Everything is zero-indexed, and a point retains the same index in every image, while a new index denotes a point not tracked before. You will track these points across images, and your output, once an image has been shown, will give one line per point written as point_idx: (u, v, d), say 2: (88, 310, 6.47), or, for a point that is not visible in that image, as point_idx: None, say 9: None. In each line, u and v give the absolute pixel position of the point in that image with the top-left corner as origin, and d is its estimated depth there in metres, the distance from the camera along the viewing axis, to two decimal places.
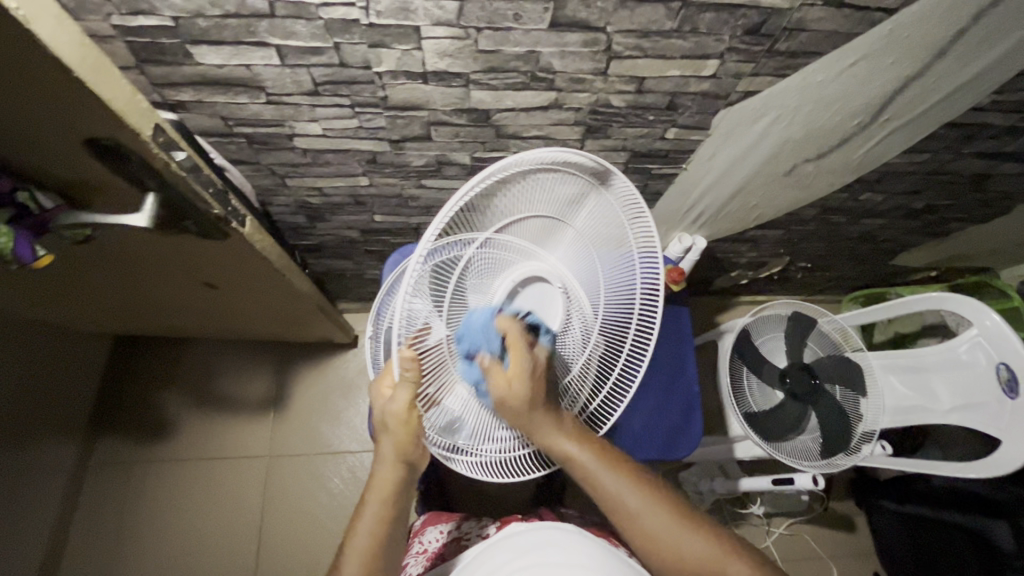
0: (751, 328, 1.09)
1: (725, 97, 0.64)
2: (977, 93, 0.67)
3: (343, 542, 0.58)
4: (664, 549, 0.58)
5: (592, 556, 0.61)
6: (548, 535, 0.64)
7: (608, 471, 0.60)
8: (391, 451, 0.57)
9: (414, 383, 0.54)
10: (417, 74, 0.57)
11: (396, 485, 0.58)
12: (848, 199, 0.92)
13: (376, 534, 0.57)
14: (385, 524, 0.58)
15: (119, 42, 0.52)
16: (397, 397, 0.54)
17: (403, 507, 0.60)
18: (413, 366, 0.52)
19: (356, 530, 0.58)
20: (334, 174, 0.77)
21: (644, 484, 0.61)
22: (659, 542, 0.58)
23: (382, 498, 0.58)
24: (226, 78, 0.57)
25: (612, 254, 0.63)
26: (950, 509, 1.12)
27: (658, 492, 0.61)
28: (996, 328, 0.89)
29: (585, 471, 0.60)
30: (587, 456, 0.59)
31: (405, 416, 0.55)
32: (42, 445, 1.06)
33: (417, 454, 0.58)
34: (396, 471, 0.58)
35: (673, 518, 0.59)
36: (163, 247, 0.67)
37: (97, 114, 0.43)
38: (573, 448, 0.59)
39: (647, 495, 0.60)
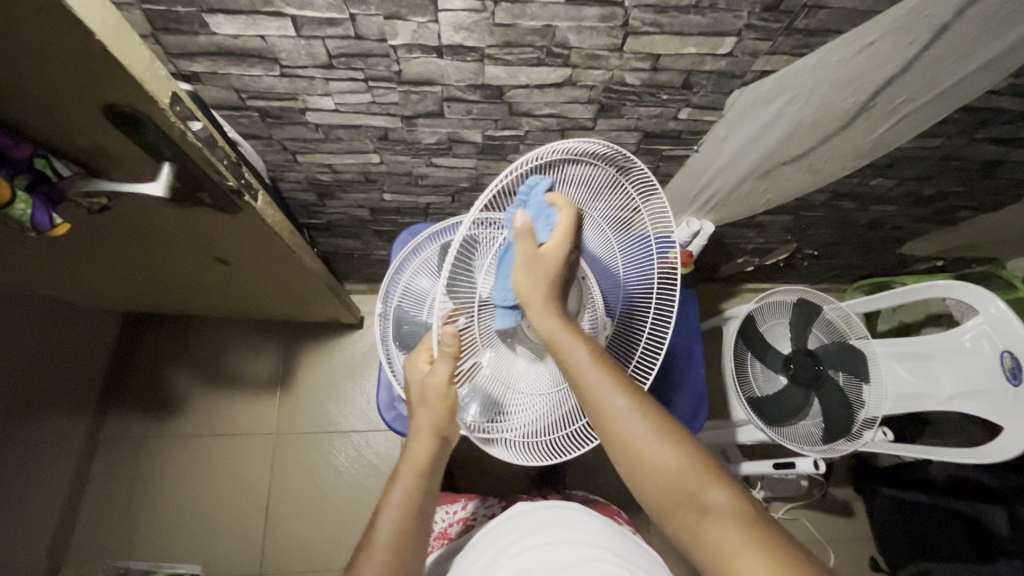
0: (756, 314, 1.09)
1: (741, 76, 0.63)
2: (993, 76, 0.66)
3: (374, 514, 0.59)
4: (635, 450, 0.52)
5: (594, 533, 0.61)
6: (558, 514, 0.65)
7: (595, 366, 0.54)
8: (428, 425, 0.62)
9: (452, 357, 0.55)
10: (432, 48, 0.57)
11: (428, 460, 0.62)
12: (858, 184, 0.92)
13: (410, 503, 0.59)
14: (418, 492, 0.60)
15: (135, 9, 0.52)
16: (434, 370, 0.59)
17: (435, 483, 0.63)
18: (452, 341, 0.54)
19: (389, 499, 0.60)
20: (345, 151, 0.77)
21: (641, 397, 0.54)
22: (634, 446, 0.52)
23: (417, 469, 0.62)
24: (241, 49, 0.57)
25: (627, 239, 0.61)
26: (948, 496, 1.15)
27: (652, 406, 0.54)
28: (1001, 316, 0.90)
29: (573, 362, 0.54)
30: (571, 343, 0.54)
31: (443, 389, 0.59)
32: (54, 418, 1.08)
33: (450, 429, 0.63)
34: (430, 442, 0.62)
35: (660, 429, 0.52)
36: (177, 220, 0.67)
37: (117, 80, 0.43)
38: (563, 337, 0.54)
39: (637, 401, 0.53)
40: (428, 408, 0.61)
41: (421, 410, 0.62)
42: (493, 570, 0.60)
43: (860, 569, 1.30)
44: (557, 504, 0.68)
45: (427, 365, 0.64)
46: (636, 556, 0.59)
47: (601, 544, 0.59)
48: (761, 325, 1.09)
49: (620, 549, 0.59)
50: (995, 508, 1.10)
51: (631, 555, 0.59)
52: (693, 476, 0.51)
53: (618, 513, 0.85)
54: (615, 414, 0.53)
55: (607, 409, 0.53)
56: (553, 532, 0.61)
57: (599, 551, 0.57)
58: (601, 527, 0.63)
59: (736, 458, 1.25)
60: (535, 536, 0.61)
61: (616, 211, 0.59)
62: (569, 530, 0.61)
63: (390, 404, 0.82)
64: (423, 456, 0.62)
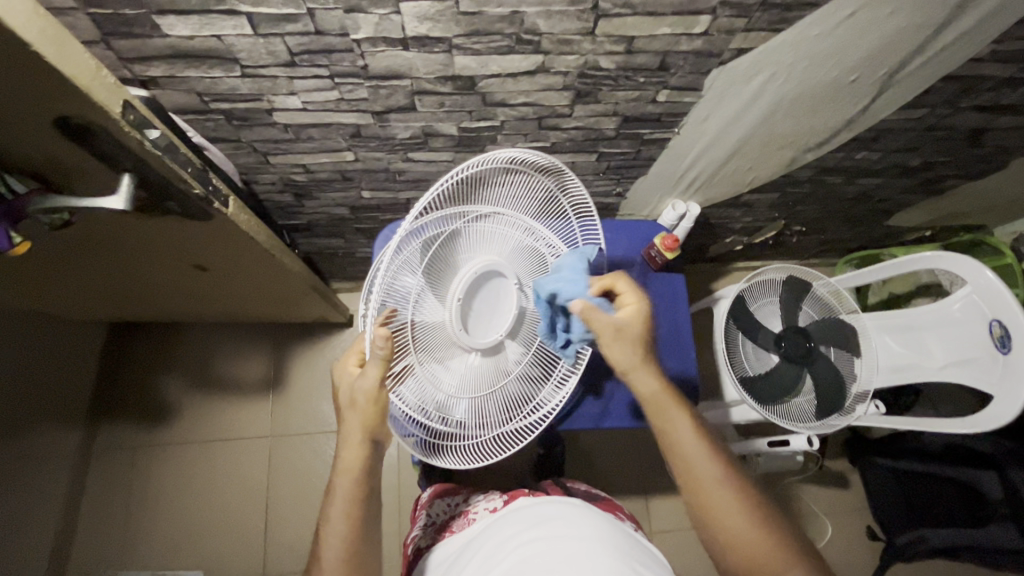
0: (746, 293, 1.08)
1: (718, 55, 0.62)
2: (975, 42, 0.65)
3: (319, 529, 0.59)
4: (727, 529, 0.58)
5: (589, 525, 0.61)
6: (559, 508, 0.65)
7: (694, 436, 0.60)
8: (357, 431, 0.58)
9: (383, 363, 0.55)
10: (398, 40, 0.55)
11: (363, 466, 0.59)
12: (843, 158, 0.90)
13: (350, 519, 0.58)
14: (357, 503, 0.58)
15: (81, 14, 0.49)
16: (367, 374, 0.56)
17: (376, 487, 0.60)
18: (385, 344, 0.53)
19: (332, 517, 0.58)
20: (318, 149, 0.75)
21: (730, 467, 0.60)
22: (714, 512, 0.58)
23: (352, 481, 0.58)
24: (199, 50, 0.55)
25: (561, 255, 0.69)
26: (942, 463, 1.18)
27: (738, 478, 0.60)
28: (989, 286, 0.90)
29: (664, 422, 0.61)
30: (668, 406, 0.61)
31: (375, 393, 0.57)
32: (42, 435, 1.06)
33: (383, 432, 0.59)
34: (362, 450, 0.58)
35: (740, 503, 0.58)
36: (146, 230, 0.65)
37: (63, 92, 0.41)
38: (672, 409, 0.61)
39: (722, 471, 0.59)
40: (354, 413, 0.58)
41: (350, 415, 0.58)
42: (492, 564, 0.60)
43: (857, 539, 1.32)
44: (558, 497, 0.68)
45: (356, 368, 0.61)
46: (637, 553, 0.60)
47: (602, 541, 0.59)
48: (751, 305, 1.09)
49: (621, 545, 0.59)
50: (988, 471, 1.11)
51: (630, 549, 0.60)
52: (766, 547, 0.56)
53: (621, 507, 0.83)
54: (705, 481, 0.59)
55: (697, 478, 0.59)
56: (555, 524, 0.61)
57: (600, 548, 0.57)
58: (602, 521, 0.63)
59: (731, 438, 1.26)
60: (537, 529, 0.61)
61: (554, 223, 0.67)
62: (571, 524, 0.61)
63: None
64: (355, 467, 0.58)
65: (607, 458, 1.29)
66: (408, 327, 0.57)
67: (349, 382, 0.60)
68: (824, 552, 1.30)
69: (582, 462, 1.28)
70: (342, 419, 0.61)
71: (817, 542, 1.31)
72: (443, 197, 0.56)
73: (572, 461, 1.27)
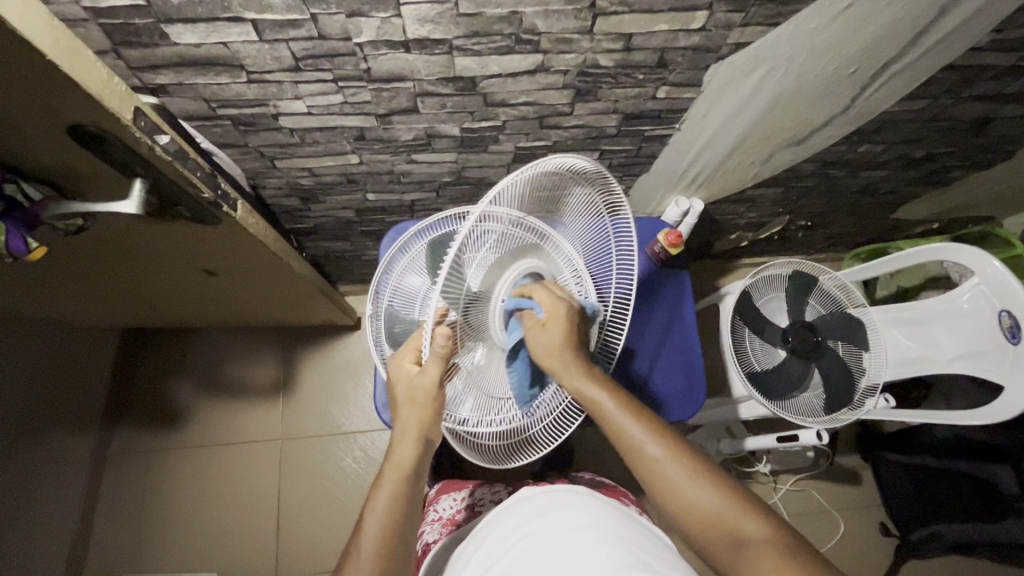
0: (752, 288, 1.08)
1: (716, 50, 0.62)
2: (975, 31, 0.65)
3: (359, 521, 0.58)
4: (681, 501, 0.56)
5: (595, 516, 0.61)
6: (564, 499, 0.65)
7: (627, 416, 0.61)
8: (415, 427, 0.60)
9: (443, 362, 0.56)
10: (399, 43, 0.56)
11: (414, 463, 0.60)
12: (846, 151, 0.90)
13: (393, 514, 0.58)
14: (403, 498, 0.59)
15: (92, 24, 0.51)
16: (427, 370, 0.57)
17: (420, 487, 0.61)
18: (446, 344, 0.54)
19: (375, 505, 0.58)
20: (323, 153, 0.76)
21: (677, 444, 0.59)
22: (671, 489, 0.57)
23: (400, 474, 0.59)
24: (205, 58, 0.56)
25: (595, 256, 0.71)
26: (957, 458, 1.16)
27: (683, 447, 0.59)
28: (997, 275, 0.89)
29: (607, 415, 0.61)
30: (602, 395, 0.61)
31: (433, 389, 0.58)
32: (58, 440, 1.08)
33: (435, 431, 0.61)
34: (415, 446, 0.60)
35: (694, 472, 0.57)
36: (157, 235, 0.67)
37: (76, 99, 0.42)
38: (598, 393, 0.61)
39: (669, 447, 0.58)
40: (412, 409, 0.59)
41: (408, 410, 0.59)
42: (499, 556, 0.60)
43: (870, 535, 1.31)
44: (563, 488, 0.69)
45: (413, 365, 0.61)
46: (641, 535, 0.60)
47: (606, 528, 0.59)
48: (757, 301, 1.09)
49: (625, 529, 0.60)
50: (1002, 466, 1.11)
51: (638, 539, 0.59)
52: (728, 511, 0.54)
53: (624, 493, 0.86)
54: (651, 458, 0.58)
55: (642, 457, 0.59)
56: (557, 515, 0.62)
57: (605, 539, 0.57)
58: (605, 508, 0.64)
59: (739, 434, 1.26)
60: (540, 520, 0.62)
61: (590, 226, 0.68)
62: (574, 514, 0.61)
63: (387, 404, 0.84)
64: (408, 463, 0.59)
65: (615, 456, 1.28)
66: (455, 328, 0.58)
67: (407, 378, 0.60)
68: (837, 549, 1.30)
69: (591, 460, 1.28)
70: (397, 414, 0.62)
71: (830, 538, 1.30)
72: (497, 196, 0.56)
73: (580, 460, 1.27)
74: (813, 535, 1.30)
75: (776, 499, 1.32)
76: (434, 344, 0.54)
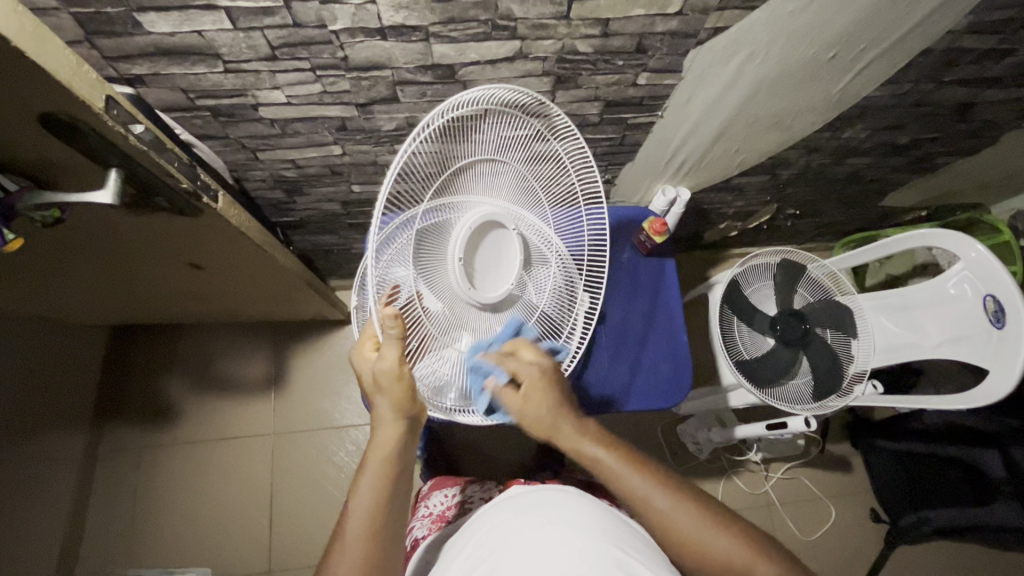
0: (741, 277, 1.08)
1: (694, 35, 0.62)
2: (953, 13, 0.65)
3: (345, 505, 0.58)
4: (691, 545, 0.56)
5: (583, 512, 0.62)
6: (553, 496, 0.65)
7: (630, 471, 0.59)
8: (389, 410, 0.59)
9: (399, 341, 0.56)
10: (375, 30, 0.56)
11: (395, 444, 0.59)
12: (831, 138, 0.90)
13: (380, 496, 0.58)
14: (387, 482, 0.58)
15: (64, 13, 0.50)
16: (386, 355, 0.57)
17: (405, 468, 0.60)
18: (396, 325, 0.54)
19: (358, 491, 0.58)
20: (305, 144, 0.76)
21: (683, 490, 0.59)
22: (686, 539, 0.56)
23: (382, 458, 0.59)
24: (180, 47, 0.56)
25: (565, 210, 0.70)
26: (944, 443, 1.16)
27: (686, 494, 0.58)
28: (981, 260, 0.90)
29: (609, 470, 0.60)
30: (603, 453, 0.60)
31: (396, 373, 0.57)
32: (48, 436, 1.08)
33: (415, 409, 0.60)
34: (395, 428, 0.59)
35: (706, 519, 0.57)
36: (138, 228, 0.67)
37: (44, 87, 0.42)
38: (594, 450, 0.61)
39: (676, 496, 0.58)
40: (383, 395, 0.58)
41: (380, 397, 0.59)
42: (486, 551, 0.60)
43: (861, 522, 1.32)
44: (552, 487, 0.68)
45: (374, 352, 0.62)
46: (627, 535, 0.61)
47: (593, 524, 0.60)
48: (746, 289, 1.09)
49: (612, 529, 0.60)
50: (990, 451, 1.11)
51: (624, 535, 0.60)
52: (749, 556, 0.55)
53: (617, 494, 0.85)
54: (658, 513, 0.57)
55: (649, 511, 0.58)
56: (545, 513, 0.61)
57: (592, 534, 0.58)
58: (593, 507, 0.64)
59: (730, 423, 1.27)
60: (528, 516, 0.62)
61: (565, 212, 0.70)
62: (561, 510, 0.62)
63: None
64: (389, 445, 0.59)
65: None
66: (415, 299, 0.59)
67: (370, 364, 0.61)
68: (828, 536, 1.31)
69: None
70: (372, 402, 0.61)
71: (822, 526, 1.31)
72: (421, 161, 0.57)
73: (572, 452, 1.28)
74: (805, 523, 1.31)
75: (767, 488, 1.33)
76: (386, 327, 0.55)
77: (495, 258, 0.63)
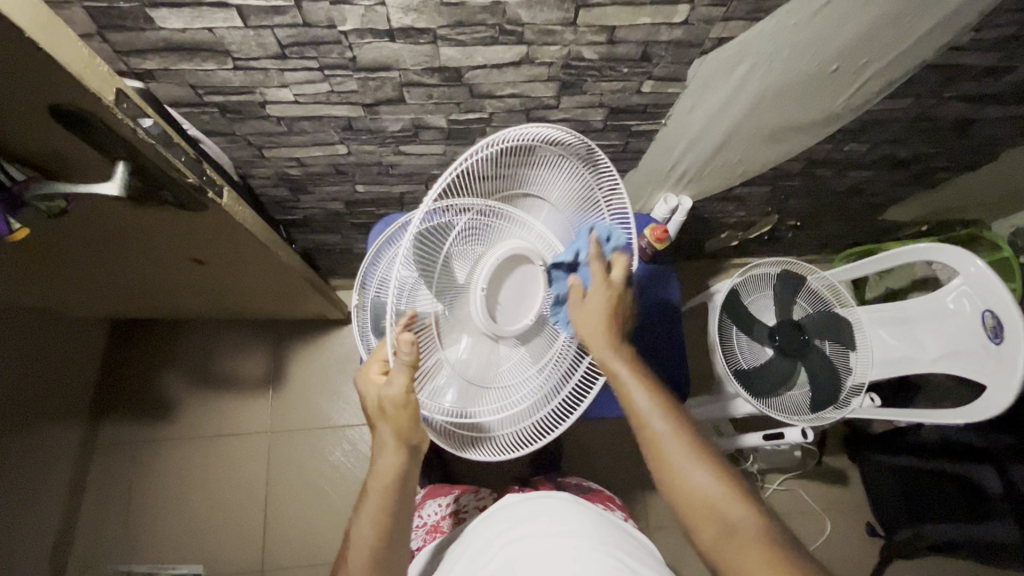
0: (740, 287, 1.09)
1: (699, 45, 0.63)
2: (955, 29, 0.65)
3: (349, 529, 0.61)
4: (673, 473, 0.58)
5: (579, 522, 0.62)
6: (547, 503, 0.65)
7: (641, 389, 0.62)
8: (391, 438, 0.58)
9: (409, 368, 0.55)
10: (384, 32, 0.56)
11: (397, 474, 0.59)
12: (832, 150, 0.91)
13: (380, 527, 0.59)
14: (387, 510, 0.59)
15: (76, 7, 0.51)
16: (395, 382, 0.56)
17: (407, 495, 0.61)
18: (410, 349, 0.53)
19: (361, 517, 0.60)
20: (311, 143, 0.76)
21: (679, 422, 0.61)
22: (671, 471, 0.58)
23: (382, 487, 0.59)
24: (191, 43, 0.56)
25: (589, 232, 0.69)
26: (939, 457, 1.15)
27: (689, 430, 0.60)
28: (981, 275, 0.90)
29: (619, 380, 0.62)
30: (623, 369, 0.62)
31: (402, 400, 0.56)
32: (46, 428, 1.08)
33: (417, 437, 0.59)
34: (396, 457, 0.59)
35: (694, 453, 0.59)
36: (142, 221, 0.67)
37: (56, 78, 0.43)
38: (618, 365, 0.62)
39: (674, 424, 0.60)
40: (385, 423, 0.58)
41: (382, 425, 0.58)
42: (482, 563, 0.60)
43: (857, 535, 1.32)
44: (546, 492, 0.68)
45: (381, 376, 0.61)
46: (622, 544, 0.61)
47: (589, 534, 0.60)
48: (745, 299, 1.10)
49: (607, 538, 0.60)
50: (986, 467, 1.09)
51: (619, 542, 0.61)
52: (730, 498, 0.56)
53: (613, 498, 0.85)
54: (656, 433, 0.60)
55: (648, 432, 0.61)
56: (540, 521, 0.61)
57: (589, 544, 0.58)
58: (589, 516, 0.64)
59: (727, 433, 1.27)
60: (521, 527, 0.61)
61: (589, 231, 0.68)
62: (556, 519, 0.61)
63: None
64: (389, 474, 0.59)
65: (603, 454, 1.28)
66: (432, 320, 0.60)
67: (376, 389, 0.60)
68: (823, 549, 1.30)
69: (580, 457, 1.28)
70: (374, 427, 0.61)
71: (817, 538, 1.31)
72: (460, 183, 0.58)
73: (569, 457, 1.27)
74: (800, 535, 1.31)
75: (763, 499, 1.33)
76: (401, 352, 0.54)
77: (517, 283, 0.63)
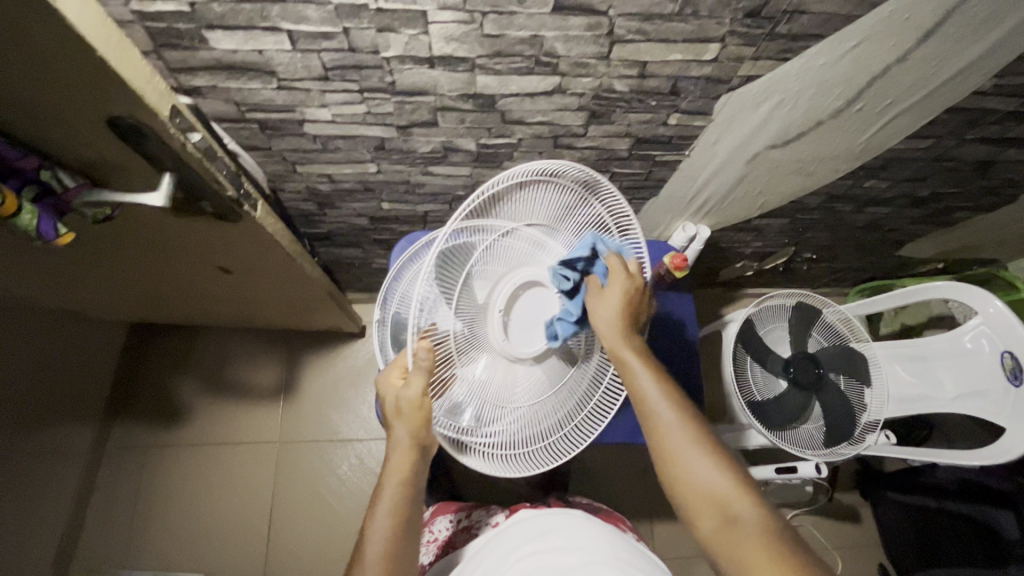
0: (755, 317, 1.09)
1: (727, 81, 0.65)
2: (979, 75, 0.67)
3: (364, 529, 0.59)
4: (674, 458, 0.58)
5: (593, 538, 0.61)
6: (560, 520, 0.65)
7: (650, 376, 0.60)
8: (407, 435, 0.60)
9: (426, 373, 0.57)
10: (425, 59, 0.59)
11: (409, 469, 0.60)
12: (852, 186, 0.92)
13: (393, 517, 0.59)
14: (402, 504, 0.60)
15: (138, 26, 0.54)
16: (412, 383, 0.58)
17: (418, 494, 0.61)
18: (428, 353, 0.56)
19: (375, 515, 0.59)
20: (343, 160, 0.78)
21: (689, 413, 0.60)
22: (674, 458, 0.58)
23: (399, 482, 0.60)
24: (240, 63, 0.59)
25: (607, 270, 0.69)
26: (952, 499, 1.14)
27: (696, 421, 0.60)
28: (999, 316, 0.90)
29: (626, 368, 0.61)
30: (631, 354, 0.61)
31: (419, 402, 0.58)
32: (59, 429, 1.09)
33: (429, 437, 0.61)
34: (408, 454, 0.60)
35: (700, 445, 0.58)
36: (178, 230, 0.69)
37: (118, 94, 0.45)
38: (628, 352, 0.61)
39: (683, 414, 0.59)
40: (401, 420, 0.59)
41: (397, 422, 0.60)
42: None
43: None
44: (559, 510, 0.67)
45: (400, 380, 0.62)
46: (636, 560, 0.60)
47: (604, 550, 0.59)
48: (760, 329, 1.09)
49: (621, 554, 0.60)
50: (1004, 511, 1.08)
51: (633, 559, 0.60)
52: (734, 491, 0.55)
53: (622, 520, 0.84)
54: (666, 428, 0.59)
55: (654, 421, 0.60)
56: (554, 538, 0.61)
57: (603, 558, 0.57)
58: (602, 532, 0.63)
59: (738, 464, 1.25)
60: (535, 543, 0.61)
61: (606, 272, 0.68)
62: (570, 536, 0.61)
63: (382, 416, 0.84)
64: (405, 469, 0.60)
65: (612, 480, 1.27)
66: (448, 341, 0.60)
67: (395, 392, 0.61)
68: None
69: (588, 483, 1.27)
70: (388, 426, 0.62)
71: None
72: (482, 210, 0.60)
73: (577, 482, 1.26)
74: None
75: None
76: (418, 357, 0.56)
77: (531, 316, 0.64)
